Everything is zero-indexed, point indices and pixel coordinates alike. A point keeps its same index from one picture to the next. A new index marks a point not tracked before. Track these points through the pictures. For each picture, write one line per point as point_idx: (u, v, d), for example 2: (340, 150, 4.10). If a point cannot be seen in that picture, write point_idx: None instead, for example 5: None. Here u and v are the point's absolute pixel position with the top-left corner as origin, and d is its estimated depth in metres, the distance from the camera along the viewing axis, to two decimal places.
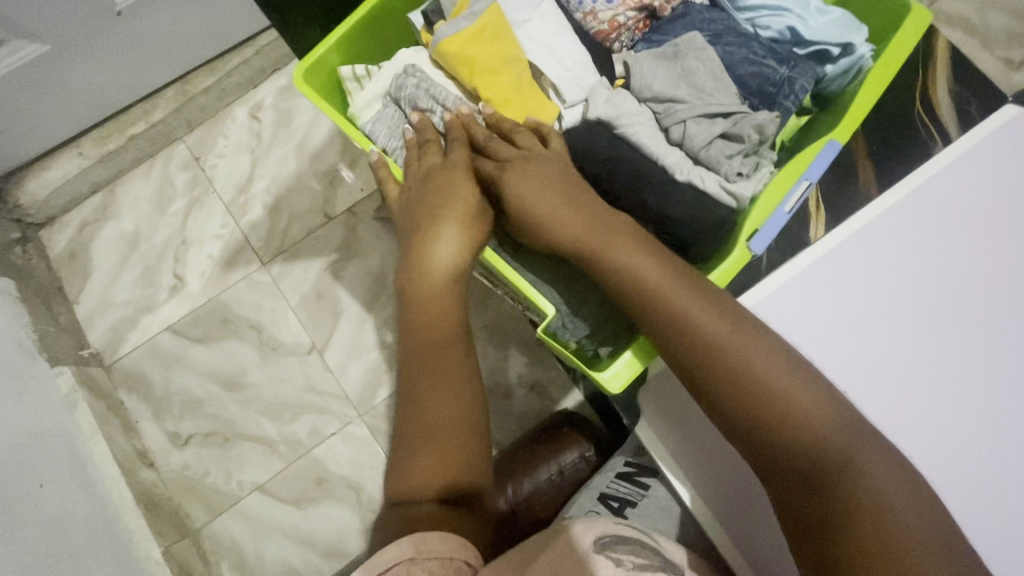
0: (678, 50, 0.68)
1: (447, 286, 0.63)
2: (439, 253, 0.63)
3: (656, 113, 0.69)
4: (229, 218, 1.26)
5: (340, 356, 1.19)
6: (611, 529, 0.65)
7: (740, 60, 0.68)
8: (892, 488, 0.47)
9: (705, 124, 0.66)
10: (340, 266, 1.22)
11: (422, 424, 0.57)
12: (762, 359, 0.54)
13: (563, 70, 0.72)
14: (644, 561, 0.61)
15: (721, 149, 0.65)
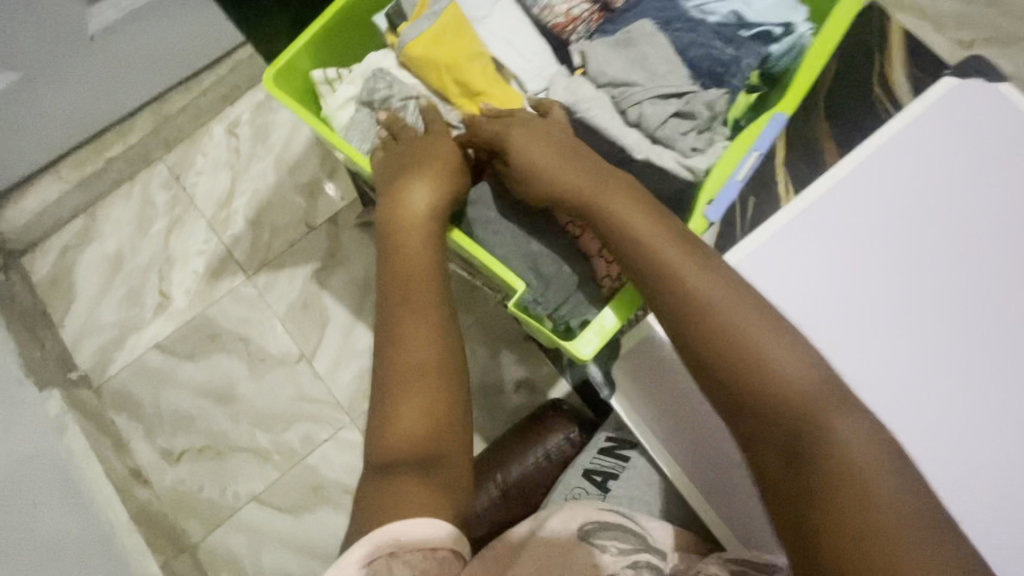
0: (630, 37, 0.72)
1: (421, 241, 0.66)
2: (410, 208, 0.67)
3: (612, 98, 0.72)
4: (212, 233, 1.27)
5: (330, 362, 1.20)
6: (598, 515, 0.69)
7: (689, 44, 0.72)
8: (861, 446, 0.49)
9: (659, 105, 0.70)
10: (324, 274, 1.24)
11: (401, 365, 0.59)
12: (741, 316, 0.55)
13: (524, 61, 0.76)
14: (628, 545, 0.65)
15: (675, 127, 0.69)
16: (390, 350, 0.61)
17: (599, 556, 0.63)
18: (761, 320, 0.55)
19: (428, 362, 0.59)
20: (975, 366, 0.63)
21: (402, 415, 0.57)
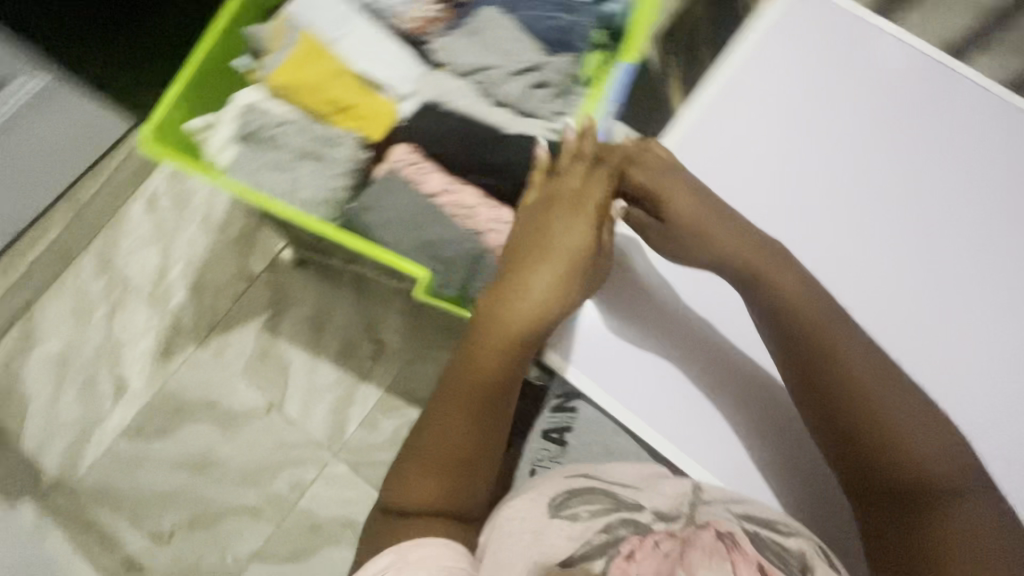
0: (479, 27, 0.77)
1: (497, 363, 0.66)
2: (519, 305, 0.66)
3: (477, 82, 0.78)
4: (154, 309, 1.27)
5: (301, 404, 1.20)
6: (568, 484, 0.70)
7: (531, 18, 0.77)
8: (982, 537, 0.53)
9: (519, 79, 0.76)
10: (275, 321, 1.24)
11: (440, 455, 0.66)
12: (875, 385, 0.59)
13: (388, 65, 0.81)
14: (600, 506, 0.66)
15: (538, 96, 0.76)
16: (428, 419, 0.68)
17: (570, 529, 0.64)
18: (862, 345, 0.62)
19: (449, 456, 0.66)
20: (874, 200, 0.76)
21: (430, 494, 0.65)
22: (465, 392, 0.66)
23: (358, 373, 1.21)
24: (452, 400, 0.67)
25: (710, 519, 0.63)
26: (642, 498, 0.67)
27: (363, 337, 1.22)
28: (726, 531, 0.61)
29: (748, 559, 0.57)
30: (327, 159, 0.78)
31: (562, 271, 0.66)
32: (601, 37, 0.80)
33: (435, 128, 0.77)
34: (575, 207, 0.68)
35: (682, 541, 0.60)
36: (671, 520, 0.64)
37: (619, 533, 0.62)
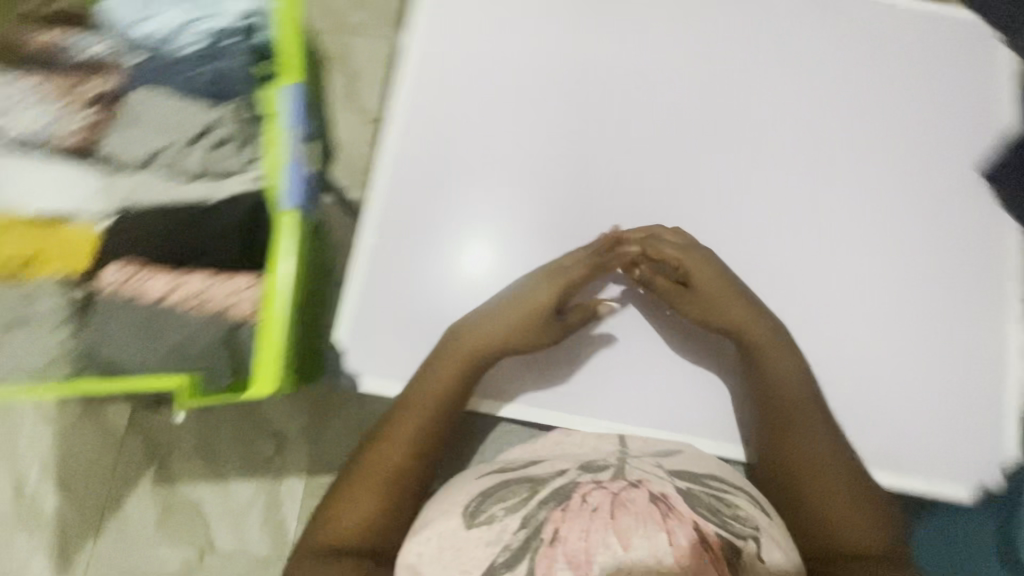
0: (137, 116, 0.77)
1: (433, 399, 0.72)
2: (467, 342, 0.72)
3: (148, 163, 0.77)
4: (28, 526, 1.14)
5: (230, 533, 1.14)
6: (479, 487, 0.68)
7: (184, 79, 0.79)
8: (847, 509, 0.66)
9: (195, 150, 0.77)
10: (166, 474, 1.15)
11: (372, 477, 0.70)
12: (794, 381, 0.71)
13: (56, 194, 0.74)
14: (514, 501, 0.64)
15: (223, 157, 0.78)
16: (370, 453, 0.72)
17: (490, 531, 0.62)
18: (789, 368, 0.71)
19: (388, 478, 0.70)
20: (580, 147, 0.78)
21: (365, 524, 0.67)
22: (414, 426, 0.72)
23: (272, 474, 1.15)
24: (405, 438, 0.72)
25: (641, 478, 0.64)
26: (560, 466, 0.68)
27: (261, 440, 1.16)
28: (661, 494, 0.61)
29: (684, 520, 0.59)
30: (130, 280, 0.73)
31: (509, 326, 0.72)
32: (258, 67, 0.82)
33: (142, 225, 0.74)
34: (553, 281, 0.72)
35: (606, 498, 0.61)
36: (598, 473, 0.65)
37: (540, 516, 0.62)
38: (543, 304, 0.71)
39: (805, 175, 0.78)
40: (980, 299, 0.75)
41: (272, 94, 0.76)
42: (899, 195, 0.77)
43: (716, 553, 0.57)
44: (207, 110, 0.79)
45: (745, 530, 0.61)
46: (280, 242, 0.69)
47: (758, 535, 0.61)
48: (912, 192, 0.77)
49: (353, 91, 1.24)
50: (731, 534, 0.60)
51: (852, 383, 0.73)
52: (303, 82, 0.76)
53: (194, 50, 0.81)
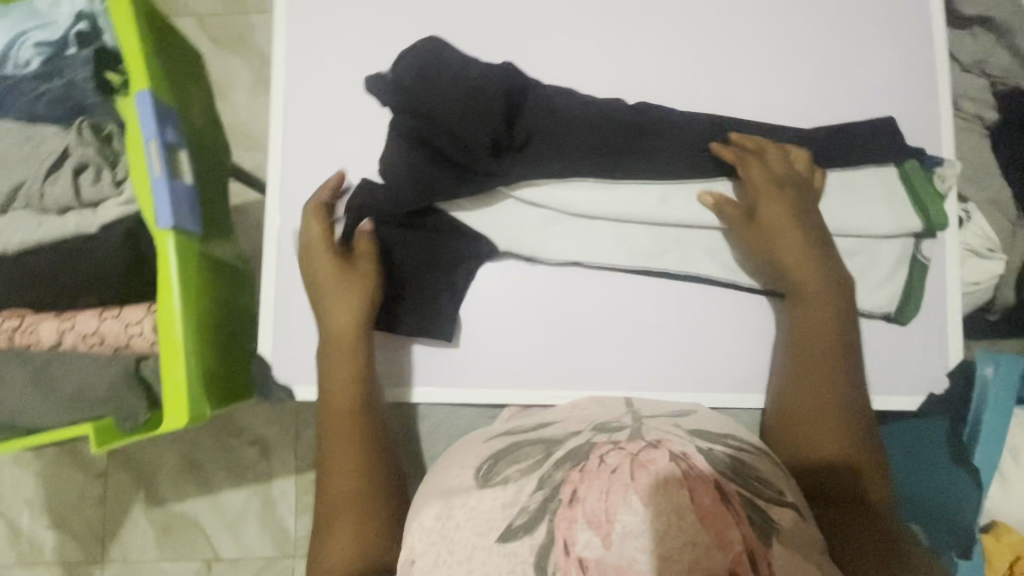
0: None
1: (349, 394, 0.55)
2: (332, 318, 0.56)
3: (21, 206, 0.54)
4: (32, 569, 1.06)
5: (258, 529, 1.05)
6: (492, 446, 0.48)
7: (26, 104, 0.54)
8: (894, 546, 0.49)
9: (54, 178, 0.52)
10: (200, 479, 1.05)
11: (333, 479, 0.53)
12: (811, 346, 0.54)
13: None
14: (530, 463, 0.45)
15: (74, 181, 0.52)
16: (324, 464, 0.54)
17: (503, 494, 0.43)
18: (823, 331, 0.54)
19: (350, 493, 0.52)
20: None
21: (359, 539, 0.51)
22: (348, 463, 0.54)
23: (260, 482, 1.05)
24: (350, 477, 0.53)
25: (657, 436, 0.45)
26: (573, 428, 0.48)
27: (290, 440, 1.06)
28: (683, 453, 0.42)
29: (706, 480, 0.40)
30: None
31: (733, 206, 0.56)
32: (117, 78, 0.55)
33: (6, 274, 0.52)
34: (794, 185, 0.56)
35: (626, 457, 0.42)
36: (614, 433, 0.46)
37: (558, 476, 0.42)
38: (791, 219, 0.55)
39: (817, 92, 0.60)
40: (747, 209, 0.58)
41: (128, 105, 0.52)
42: (849, 68, 0.61)
43: (738, 511, 0.39)
44: (48, 129, 0.54)
45: (780, 500, 0.43)
46: (168, 288, 0.49)
47: (798, 505, 0.44)
48: (873, 57, 0.61)
49: (231, 59, 1.01)
50: (767, 504, 0.42)
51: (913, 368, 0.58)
52: (160, 89, 0.53)
53: (32, 69, 0.54)
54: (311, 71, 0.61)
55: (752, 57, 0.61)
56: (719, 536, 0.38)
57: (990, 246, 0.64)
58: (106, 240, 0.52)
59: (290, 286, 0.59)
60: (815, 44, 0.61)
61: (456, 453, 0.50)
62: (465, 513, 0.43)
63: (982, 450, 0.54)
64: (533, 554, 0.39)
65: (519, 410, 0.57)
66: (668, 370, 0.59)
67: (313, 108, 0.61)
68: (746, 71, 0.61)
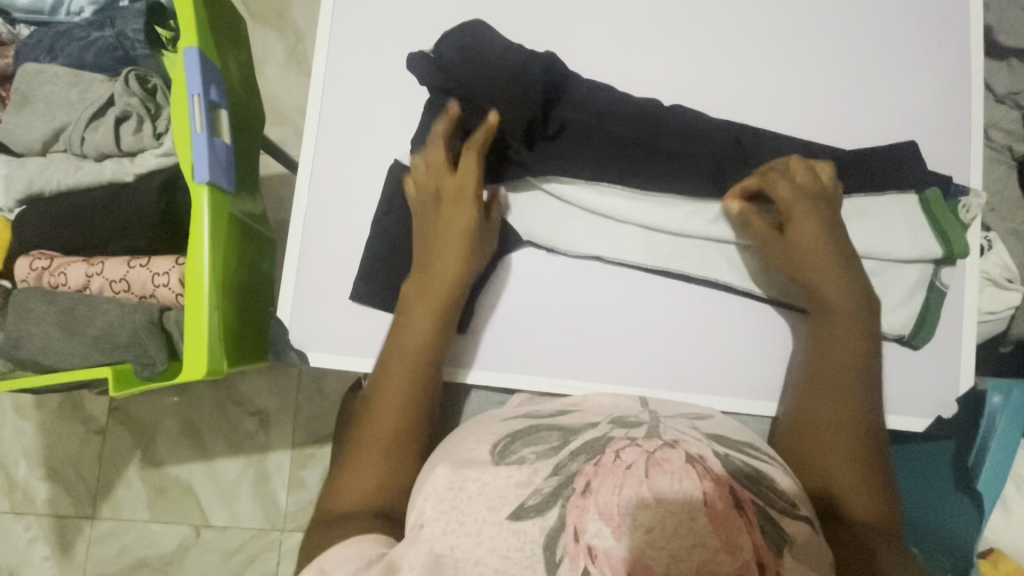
0: (23, 92, 0.55)
1: (424, 338, 0.53)
2: (442, 264, 0.54)
3: (64, 149, 0.55)
4: (25, 517, 1.07)
5: (250, 498, 1.05)
6: (510, 425, 0.48)
7: (77, 51, 0.55)
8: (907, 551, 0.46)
9: (99, 125, 0.54)
10: (198, 442, 1.06)
11: (380, 417, 0.51)
12: (841, 344, 0.53)
13: None
14: (547, 448, 0.45)
15: (117, 128, 0.53)
16: (375, 390, 0.53)
17: (519, 472, 0.43)
18: (846, 331, 0.54)
19: (393, 430, 0.51)
20: None
21: (383, 477, 0.49)
22: (401, 409, 0.52)
23: (257, 453, 1.05)
24: (399, 422, 0.51)
25: (675, 438, 0.45)
26: (589, 418, 0.49)
27: (293, 412, 1.06)
28: (699, 455, 0.42)
29: (721, 485, 0.40)
30: (15, 304, 0.52)
31: (761, 219, 0.57)
32: (167, 32, 0.56)
33: (43, 215, 0.54)
34: (821, 200, 0.55)
35: (642, 454, 0.42)
36: (632, 428, 0.46)
37: (574, 467, 0.43)
38: (826, 226, 0.54)
39: (853, 109, 0.61)
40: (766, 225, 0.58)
41: (177, 61, 0.53)
42: (886, 89, 0.61)
43: (750, 518, 0.40)
44: (97, 78, 0.55)
45: (793, 513, 0.42)
46: (198, 244, 0.50)
47: (810, 519, 0.43)
48: (911, 80, 0.61)
49: (271, 32, 1.02)
50: (779, 514, 0.41)
51: (926, 388, 0.59)
52: (207, 47, 0.53)
53: (88, 18, 0.56)
54: (356, 47, 0.62)
55: (791, 70, 0.61)
56: (729, 539, 0.38)
57: (1010, 277, 0.65)
58: (144, 189, 0.53)
59: (314, 256, 0.60)
60: (855, 62, 0.62)
61: (468, 428, 0.50)
62: (478, 488, 0.43)
63: (987, 477, 0.52)
64: (543, 534, 0.40)
65: (528, 397, 0.57)
66: (680, 371, 0.59)
67: (355, 81, 0.61)
68: (783, 83, 0.61)
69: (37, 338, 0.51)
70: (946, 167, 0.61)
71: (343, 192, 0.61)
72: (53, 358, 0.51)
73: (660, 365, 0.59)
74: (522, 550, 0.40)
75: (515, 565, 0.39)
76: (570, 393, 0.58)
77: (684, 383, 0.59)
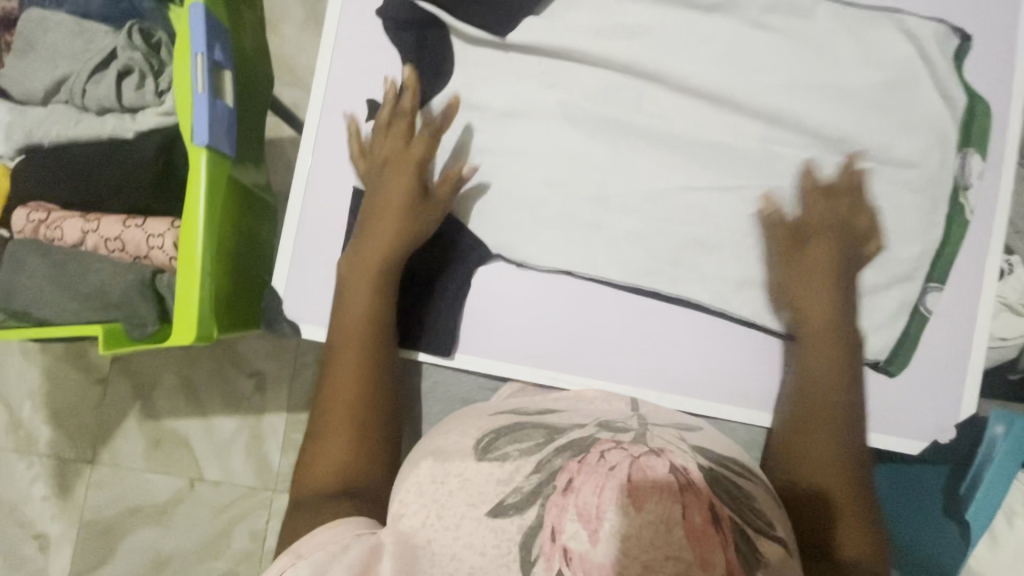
0: (26, 38, 0.54)
1: (385, 255, 0.54)
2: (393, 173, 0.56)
3: (66, 101, 0.54)
4: (28, 457, 1.10)
5: (243, 456, 1.07)
6: (497, 421, 0.48)
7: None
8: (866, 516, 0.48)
9: (101, 79, 0.53)
10: (196, 398, 1.08)
11: (343, 392, 0.52)
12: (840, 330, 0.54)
13: None
14: (531, 445, 0.44)
15: (117, 83, 0.52)
16: (330, 361, 0.54)
17: (501, 471, 0.42)
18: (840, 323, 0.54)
19: (354, 400, 0.52)
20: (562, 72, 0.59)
21: (347, 455, 0.50)
22: (360, 384, 0.52)
23: (253, 413, 1.07)
24: (355, 404, 0.52)
25: (660, 447, 0.43)
26: (576, 419, 0.48)
27: (289, 377, 1.07)
28: (683, 466, 0.41)
29: (701, 499, 0.39)
30: (10, 254, 0.52)
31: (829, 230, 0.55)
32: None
33: (41, 168, 0.54)
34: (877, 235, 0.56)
35: (627, 457, 0.41)
36: (619, 432, 0.45)
37: (558, 464, 0.42)
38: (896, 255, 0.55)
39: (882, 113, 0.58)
40: (773, 231, 0.56)
41: (181, 15, 0.51)
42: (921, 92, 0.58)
43: (725, 536, 0.38)
44: (102, 29, 0.54)
45: (768, 532, 0.41)
46: (193, 204, 0.49)
47: (786, 540, 0.42)
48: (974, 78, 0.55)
49: None
50: (751, 528, 0.40)
51: (923, 410, 0.57)
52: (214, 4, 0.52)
53: None
54: (368, 15, 0.60)
55: (829, 82, 0.56)
56: (702, 554, 0.37)
57: None
58: (143, 147, 0.52)
59: (313, 225, 0.59)
60: (902, 67, 0.56)
61: (453, 421, 0.50)
62: (460, 482, 0.42)
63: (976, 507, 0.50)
64: (520, 533, 0.39)
65: (520, 387, 0.56)
66: (674, 372, 0.57)
67: (366, 47, 0.60)
68: (818, 93, 0.56)
69: (31, 286, 0.51)
70: (977, 181, 0.58)
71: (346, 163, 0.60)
72: (44, 310, 0.51)
73: (658, 364, 0.57)
74: (498, 547, 0.39)
75: (490, 562, 0.39)
76: (559, 386, 0.57)
77: (681, 382, 0.57)
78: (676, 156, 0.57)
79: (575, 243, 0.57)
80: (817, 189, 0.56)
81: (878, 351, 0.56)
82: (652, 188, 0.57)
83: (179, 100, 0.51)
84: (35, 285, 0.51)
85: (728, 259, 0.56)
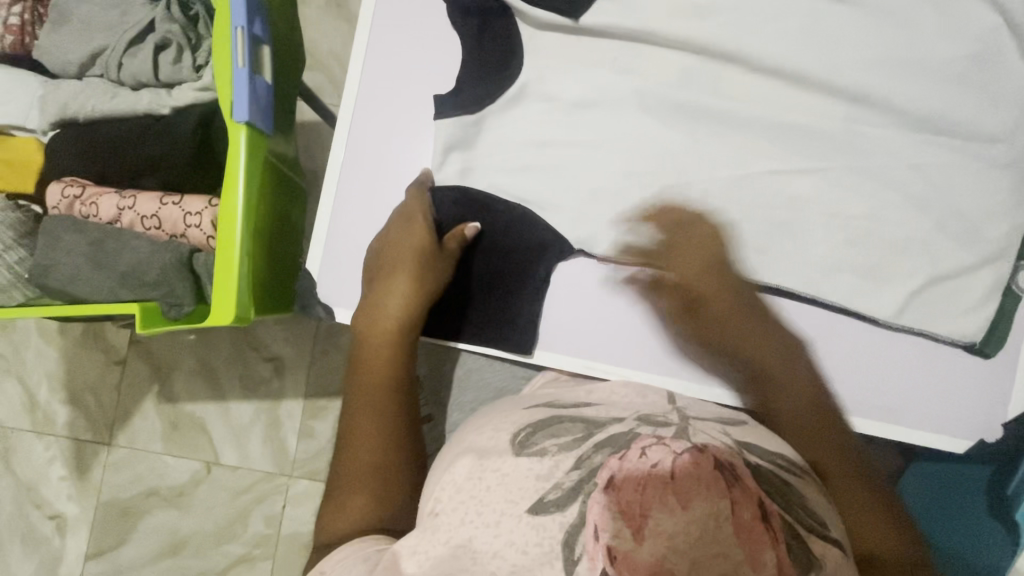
0: (62, 9, 0.53)
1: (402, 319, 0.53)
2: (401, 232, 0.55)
3: (101, 75, 0.53)
4: (45, 438, 1.10)
5: (260, 442, 1.06)
6: (532, 416, 0.46)
7: None
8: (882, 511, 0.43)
9: (137, 52, 0.51)
10: (213, 383, 1.07)
11: (363, 452, 0.50)
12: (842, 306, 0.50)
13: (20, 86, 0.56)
14: (569, 441, 0.43)
15: (155, 56, 0.51)
16: (347, 424, 0.52)
17: (541, 466, 0.41)
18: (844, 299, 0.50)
19: (377, 460, 0.49)
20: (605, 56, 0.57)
21: (370, 505, 0.47)
22: (379, 441, 0.50)
23: (271, 399, 1.06)
24: (376, 465, 0.49)
25: (707, 442, 0.42)
26: (616, 411, 0.46)
27: (307, 363, 1.06)
28: (730, 463, 0.40)
29: (751, 497, 0.38)
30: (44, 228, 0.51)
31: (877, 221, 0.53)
32: None
33: (76, 143, 0.53)
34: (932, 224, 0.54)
35: (669, 454, 0.40)
36: (660, 427, 0.43)
37: (599, 462, 0.40)
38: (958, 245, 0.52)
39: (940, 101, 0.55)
40: (818, 224, 0.54)
41: None
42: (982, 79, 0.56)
43: (775, 534, 0.37)
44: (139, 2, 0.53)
45: (818, 528, 0.39)
46: (232, 183, 0.48)
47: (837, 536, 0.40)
48: None
49: None
50: (803, 526, 0.39)
51: (973, 403, 0.55)
52: None
53: None
54: None
55: (884, 68, 0.54)
56: (752, 555, 0.36)
57: None
58: (179, 121, 0.51)
59: (349, 205, 0.59)
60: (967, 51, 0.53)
61: (488, 416, 0.48)
62: (498, 478, 0.41)
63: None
64: (563, 531, 0.38)
65: (556, 376, 0.55)
66: None
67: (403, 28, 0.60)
68: (873, 80, 0.54)
69: (67, 262, 0.50)
70: None
71: (382, 143, 0.59)
72: (79, 287, 0.50)
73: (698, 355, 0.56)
74: (540, 546, 0.37)
75: (532, 561, 0.37)
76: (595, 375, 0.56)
77: None
78: (722, 144, 0.55)
79: (611, 233, 0.56)
80: (867, 181, 0.54)
81: (957, 334, 0.54)
82: (695, 175, 0.55)
83: (219, 83, 0.50)
84: (71, 262, 0.50)
85: (773, 250, 0.55)
